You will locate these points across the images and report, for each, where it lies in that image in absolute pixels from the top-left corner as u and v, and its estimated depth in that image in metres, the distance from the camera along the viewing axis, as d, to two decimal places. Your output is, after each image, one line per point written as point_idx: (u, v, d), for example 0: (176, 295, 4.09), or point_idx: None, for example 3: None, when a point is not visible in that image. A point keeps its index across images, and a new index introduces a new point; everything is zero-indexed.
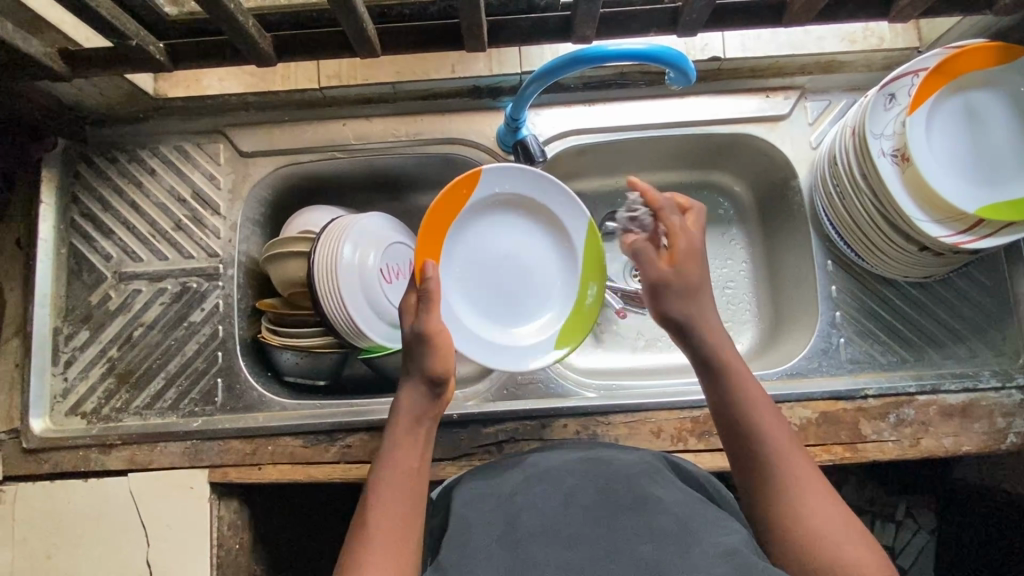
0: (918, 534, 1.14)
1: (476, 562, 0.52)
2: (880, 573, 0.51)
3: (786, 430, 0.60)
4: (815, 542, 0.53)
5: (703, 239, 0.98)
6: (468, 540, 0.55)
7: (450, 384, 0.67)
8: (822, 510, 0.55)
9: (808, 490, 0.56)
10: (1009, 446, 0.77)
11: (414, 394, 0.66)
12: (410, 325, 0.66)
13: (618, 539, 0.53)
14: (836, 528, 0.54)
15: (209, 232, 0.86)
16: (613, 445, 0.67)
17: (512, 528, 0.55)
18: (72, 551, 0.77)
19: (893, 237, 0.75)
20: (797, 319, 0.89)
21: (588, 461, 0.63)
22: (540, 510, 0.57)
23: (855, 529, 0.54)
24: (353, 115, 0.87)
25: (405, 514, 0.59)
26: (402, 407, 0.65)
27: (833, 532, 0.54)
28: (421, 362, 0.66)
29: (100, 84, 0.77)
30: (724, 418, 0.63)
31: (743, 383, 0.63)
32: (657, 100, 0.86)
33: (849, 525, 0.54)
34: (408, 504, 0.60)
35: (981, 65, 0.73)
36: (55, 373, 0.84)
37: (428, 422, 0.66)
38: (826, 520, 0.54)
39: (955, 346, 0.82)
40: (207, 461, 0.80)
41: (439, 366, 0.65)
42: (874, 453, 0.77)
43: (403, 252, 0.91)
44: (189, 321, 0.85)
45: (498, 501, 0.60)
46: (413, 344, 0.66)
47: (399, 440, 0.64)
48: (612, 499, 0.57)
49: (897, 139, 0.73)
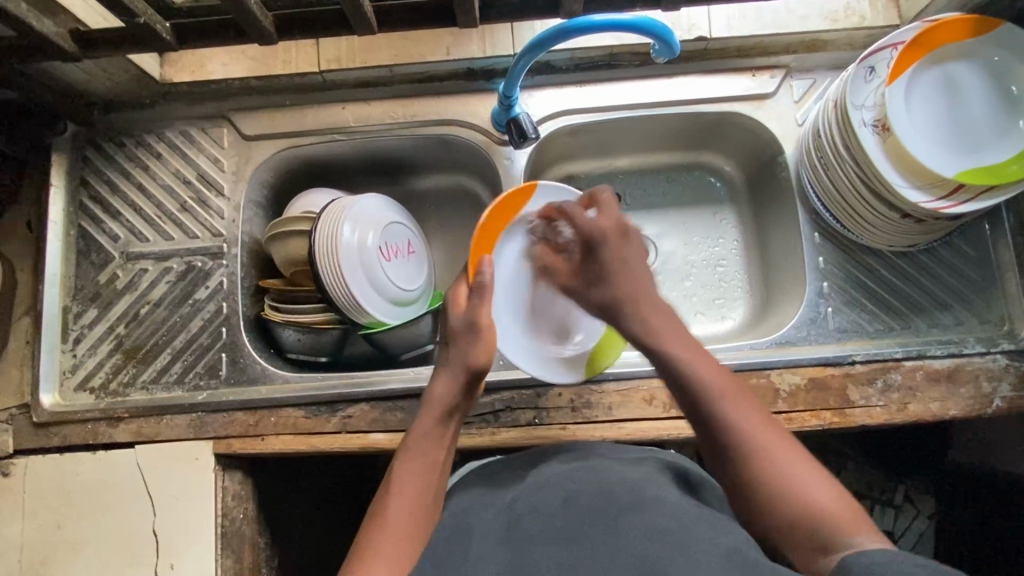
0: (917, 518, 1.15)
1: (476, 565, 0.53)
2: (849, 513, 0.53)
3: (740, 395, 0.61)
4: (790, 500, 0.54)
5: (696, 219, 1.01)
6: (468, 549, 0.56)
7: (485, 376, 0.73)
8: (798, 465, 0.56)
9: (771, 451, 0.57)
10: (995, 409, 0.79)
11: (453, 382, 0.70)
12: (461, 313, 0.73)
13: (616, 536, 0.52)
14: (808, 483, 0.55)
15: (213, 212, 0.89)
16: (606, 455, 0.68)
17: (513, 536, 0.56)
18: (80, 521, 0.80)
19: (876, 205, 0.77)
20: (787, 293, 0.90)
21: (588, 466, 0.64)
22: (539, 518, 0.57)
23: (826, 479, 0.55)
24: (353, 99, 0.90)
25: (422, 494, 0.63)
26: (437, 391, 0.70)
27: (807, 488, 0.54)
28: (466, 352, 0.71)
29: (109, 67, 0.81)
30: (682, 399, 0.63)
31: (693, 357, 0.64)
32: (647, 79, 0.89)
33: (817, 475, 0.55)
34: (426, 489, 0.63)
35: (957, 37, 0.75)
36: (64, 349, 0.86)
37: (457, 411, 0.70)
38: (801, 477, 0.55)
39: (941, 314, 0.84)
40: (212, 432, 0.82)
41: (483, 356, 0.71)
42: (863, 418, 0.79)
43: (402, 230, 0.93)
44: (195, 298, 0.87)
45: (499, 509, 0.61)
46: (460, 333, 0.72)
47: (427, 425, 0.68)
48: (612, 501, 0.57)
49: (878, 109, 0.75)
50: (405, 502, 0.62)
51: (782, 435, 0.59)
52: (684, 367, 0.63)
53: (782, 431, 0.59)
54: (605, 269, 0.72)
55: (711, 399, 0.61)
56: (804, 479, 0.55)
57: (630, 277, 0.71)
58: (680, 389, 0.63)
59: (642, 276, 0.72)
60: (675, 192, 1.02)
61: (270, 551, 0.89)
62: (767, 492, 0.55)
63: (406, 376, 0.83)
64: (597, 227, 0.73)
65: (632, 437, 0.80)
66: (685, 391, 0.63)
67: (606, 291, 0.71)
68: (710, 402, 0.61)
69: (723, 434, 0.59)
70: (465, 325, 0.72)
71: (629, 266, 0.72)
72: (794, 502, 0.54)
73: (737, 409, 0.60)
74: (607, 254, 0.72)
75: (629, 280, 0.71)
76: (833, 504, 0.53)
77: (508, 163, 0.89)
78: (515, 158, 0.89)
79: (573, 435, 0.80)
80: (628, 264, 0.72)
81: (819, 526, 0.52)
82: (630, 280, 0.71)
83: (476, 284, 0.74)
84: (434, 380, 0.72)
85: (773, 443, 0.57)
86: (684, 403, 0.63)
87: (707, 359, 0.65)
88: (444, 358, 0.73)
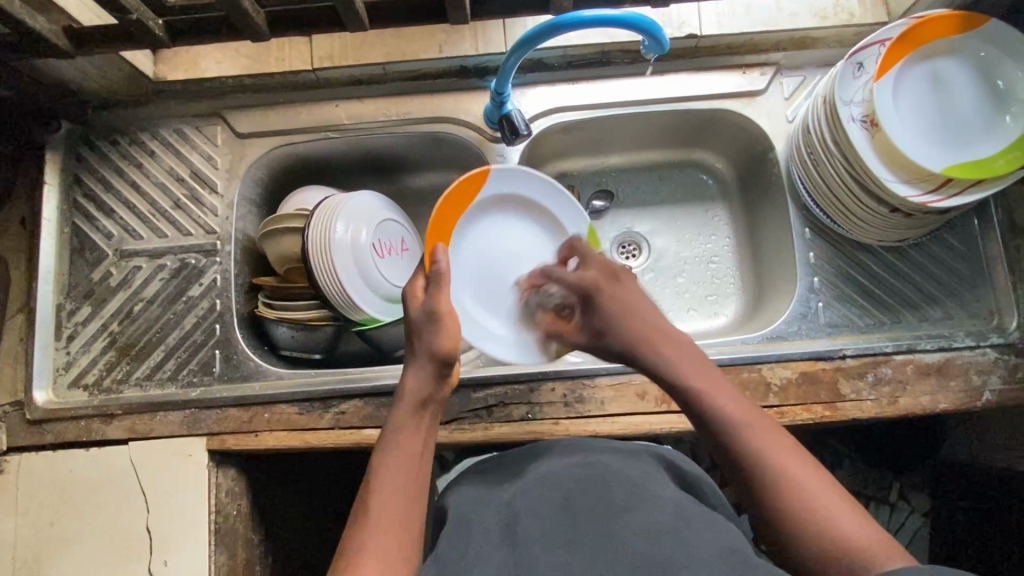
0: (912, 516, 1.16)
1: (476, 560, 0.52)
2: (883, 544, 0.50)
3: (768, 426, 0.58)
4: (826, 536, 0.51)
5: (688, 216, 1.02)
6: (468, 545, 0.54)
7: (454, 363, 0.71)
8: (828, 501, 0.53)
9: (798, 480, 0.54)
10: (986, 403, 0.79)
11: (420, 372, 0.69)
12: (419, 305, 0.71)
13: (611, 536, 0.53)
14: (840, 516, 0.52)
15: (207, 210, 0.89)
16: (609, 452, 0.67)
17: (513, 532, 0.55)
18: (74, 518, 0.79)
19: (865, 200, 0.78)
20: (778, 288, 0.91)
21: (585, 466, 0.63)
22: (538, 514, 0.56)
23: (855, 510, 0.53)
24: (346, 96, 0.90)
25: (403, 493, 0.61)
26: (408, 386, 0.68)
27: (838, 519, 0.52)
28: (430, 341, 0.70)
29: (103, 65, 0.81)
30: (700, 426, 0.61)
31: (716, 389, 0.62)
32: (639, 77, 0.89)
33: (849, 509, 0.52)
34: (407, 487, 0.61)
35: (945, 33, 0.76)
36: (58, 347, 0.86)
37: (429, 402, 0.68)
38: (832, 512, 0.52)
39: (931, 308, 0.85)
40: (205, 429, 0.82)
41: (448, 343, 0.69)
42: (854, 412, 0.79)
43: (395, 228, 0.94)
44: (188, 295, 0.87)
45: (498, 506, 0.60)
46: (421, 323, 0.70)
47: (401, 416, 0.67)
48: (609, 501, 0.57)
49: (866, 105, 0.76)
50: (386, 503, 0.59)
51: (811, 465, 0.55)
52: (709, 398, 0.61)
53: (809, 459, 0.56)
54: (608, 316, 0.71)
55: (738, 431, 0.58)
56: (836, 512, 0.52)
57: (641, 315, 0.70)
58: (703, 428, 0.61)
59: (648, 310, 0.71)
60: (667, 189, 1.03)
61: (265, 548, 0.89)
62: (797, 527, 0.52)
63: (399, 372, 0.83)
64: (584, 279, 0.75)
65: (624, 431, 0.80)
66: (713, 426, 0.60)
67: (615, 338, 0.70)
68: (736, 438, 0.57)
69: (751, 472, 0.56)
70: (426, 314, 0.70)
71: (636, 305, 0.71)
72: (827, 537, 0.51)
73: (761, 437, 0.57)
74: (605, 298, 0.72)
75: (638, 322, 0.70)
76: (862, 536, 0.51)
77: (500, 160, 0.89)
78: (507, 155, 0.89)
79: (566, 429, 0.80)
80: (635, 307, 0.71)
81: (850, 560, 0.50)
82: (642, 320, 0.70)
83: (432, 274, 0.73)
84: (402, 377, 0.70)
85: (803, 476, 0.54)
86: (709, 437, 0.60)
87: (730, 390, 0.62)
88: (410, 352, 0.71)
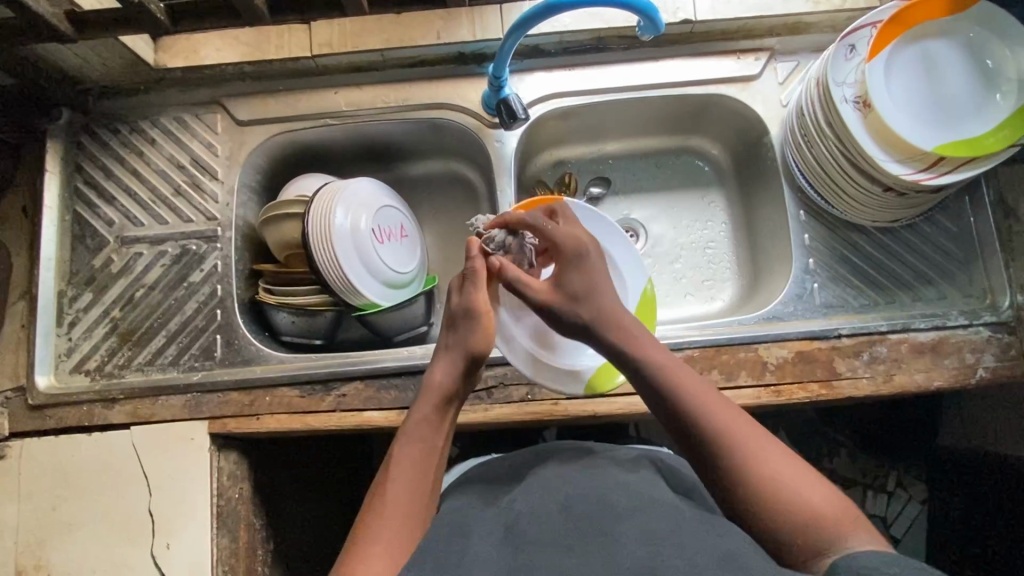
0: (910, 504, 1.17)
1: (474, 560, 0.52)
2: (844, 510, 0.53)
3: (726, 405, 0.59)
4: (796, 508, 0.53)
5: (685, 202, 1.03)
6: (466, 546, 0.55)
7: (483, 363, 0.70)
8: (793, 476, 0.55)
9: (762, 463, 0.55)
10: (979, 379, 0.80)
11: (451, 365, 0.68)
12: (458, 299, 0.71)
13: (611, 539, 0.52)
14: (806, 489, 0.54)
15: (207, 197, 0.90)
16: (607, 458, 0.68)
17: (512, 536, 0.56)
18: (77, 501, 0.80)
19: (859, 180, 0.79)
20: (773, 271, 0.92)
21: (588, 472, 0.64)
22: (537, 518, 0.57)
23: (821, 482, 0.55)
24: (345, 84, 0.91)
25: (420, 481, 0.61)
26: (436, 378, 0.68)
27: (806, 493, 0.54)
28: (466, 337, 0.69)
29: (104, 52, 0.82)
30: (661, 410, 0.60)
31: (676, 369, 0.62)
32: (634, 62, 0.90)
33: (814, 481, 0.55)
34: (425, 477, 0.62)
35: (933, 15, 0.78)
36: (59, 333, 0.87)
37: (455, 398, 0.68)
38: (798, 485, 0.54)
39: (924, 288, 0.86)
40: (207, 412, 0.83)
41: (481, 339, 0.69)
42: (850, 389, 0.80)
43: (393, 214, 0.94)
44: (189, 281, 0.88)
45: (496, 513, 0.61)
46: (459, 317, 0.70)
47: (427, 409, 0.66)
48: (609, 506, 0.57)
49: (859, 86, 0.77)
50: (404, 489, 0.60)
51: (775, 444, 0.57)
52: (664, 373, 0.61)
53: (767, 433, 0.58)
54: (585, 288, 0.67)
55: (696, 410, 0.58)
56: (803, 485, 0.54)
57: (612, 293, 0.68)
58: (661, 408, 0.61)
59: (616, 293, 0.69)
60: (663, 176, 1.04)
61: (267, 534, 0.89)
62: (760, 496, 0.54)
63: (400, 355, 0.84)
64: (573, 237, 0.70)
65: (622, 411, 0.81)
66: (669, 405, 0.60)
67: (585, 310, 0.66)
68: (698, 416, 0.58)
69: (713, 450, 0.57)
70: (464, 308, 0.70)
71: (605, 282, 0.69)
72: (796, 509, 0.53)
73: (722, 418, 0.58)
74: (591, 261, 0.69)
75: (605, 294, 0.68)
76: (830, 509, 0.53)
77: (498, 145, 0.90)
78: (505, 140, 0.90)
79: (565, 410, 0.81)
80: (603, 283, 0.68)
81: (822, 531, 0.52)
82: (611, 294, 0.68)
83: (468, 270, 0.72)
84: (430, 369, 0.69)
85: (767, 455, 0.56)
86: (663, 415, 0.61)
87: (685, 368, 0.62)
88: (441, 343, 0.71)
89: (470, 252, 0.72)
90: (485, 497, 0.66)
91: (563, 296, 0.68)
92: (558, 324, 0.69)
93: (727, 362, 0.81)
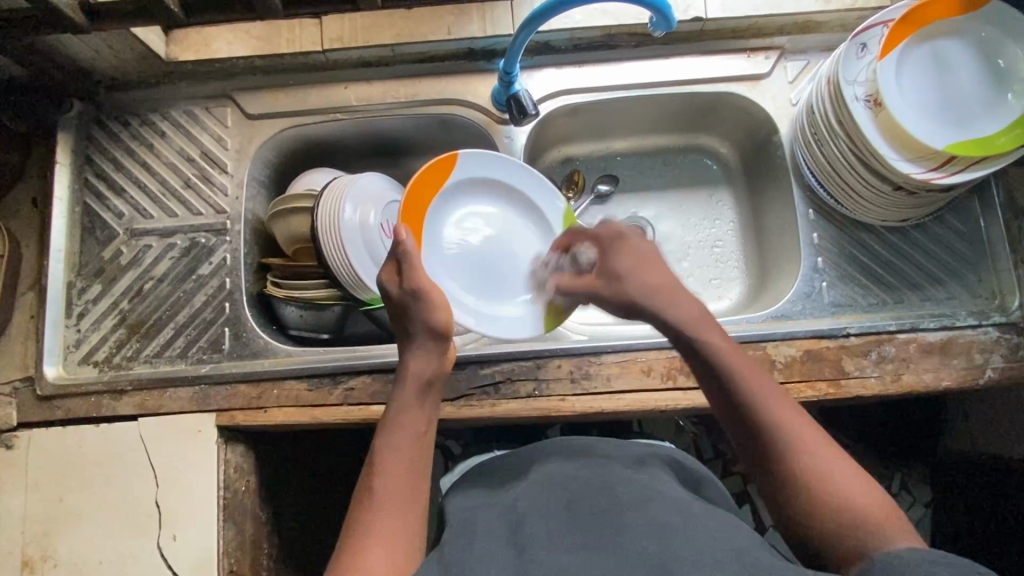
0: (914, 506, 1.16)
1: (479, 560, 0.53)
2: (889, 513, 0.54)
3: (787, 401, 0.60)
4: (848, 507, 0.54)
5: (691, 201, 1.03)
6: (472, 543, 0.55)
7: (451, 336, 0.69)
8: (847, 476, 0.56)
9: (812, 460, 0.57)
10: (988, 381, 0.80)
11: (421, 354, 0.67)
12: (399, 286, 0.68)
13: (619, 539, 0.52)
14: (857, 490, 0.55)
15: (217, 190, 0.90)
16: (612, 455, 0.68)
17: (518, 533, 0.55)
18: (85, 493, 0.80)
19: (868, 178, 0.79)
20: (781, 269, 0.92)
21: (594, 469, 0.65)
22: (544, 515, 0.57)
23: (872, 487, 0.56)
24: (355, 79, 0.91)
25: (407, 472, 0.61)
26: (412, 365, 0.67)
27: (855, 494, 0.55)
28: (420, 321, 0.67)
29: (117, 44, 0.82)
30: (720, 393, 0.62)
31: (740, 359, 0.62)
32: (645, 59, 0.90)
33: (865, 483, 0.56)
34: (412, 466, 0.62)
35: (946, 14, 0.78)
36: (68, 324, 0.87)
37: (433, 381, 0.67)
38: (851, 485, 0.56)
39: (933, 288, 0.86)
40: (215, 405, 0.83)
41: (441, 318, 0.67)
42: (858, 388, 0.80)
43: (400, 210, 0.94)
44: (198, 274, 0.88)
45: (502, 509, 0.61)
46: (407, 303, 0.67)
47: (404, 402, 0.65)
48: (616, 503, 0.57)
49: (870, 85, 0.77)
50: (391, 489, 0.60)
51: (824, 437, 0.58)
52: (727, 360, 0.62)
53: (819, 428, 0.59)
54: (623, 272, 0.69)
55: (760, 400, 0.60)
56: (846, 483, 0.56)
57: (660, 269, 0.69)
58: (725, 396, 0.62)
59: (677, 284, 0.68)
60: (671, 174, 1.04)
61: (273, 528, 0.89)
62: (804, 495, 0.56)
63: None
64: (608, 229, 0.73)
65: (629, 408, 0.80)
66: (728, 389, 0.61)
67: (636, 291, 0.68)
68: (752, 407, 0.60)
69: (773, 441, 0.58)
70: (408, 292, 0.67)
71: (657, 263, 0.69)
72: (846, 509, 0.54)
73: (779, 407, 0.60)
74: (634, 247, 0.70)
75: (660, 277, 0.68)
76: (881, 513, 0.54)
77: (507, 141, 0.90)
78: (514, 137, 0.90)
79: (572, 406, 0.81)
80: (652, 260, 0.70)
81: (874, 531, 0.53)
82: (655, 272, 0.69)
83: (399, 254, 0.68)
84: (404, 354, 0.68)
85: (822, 451, 0.57)
86: (720, 399, 0.62)
87: (746, 358, 0.63)
88: (404, 331, 0.69)
89: (397, 236, 0.68)
90: (494, 490, 0.66)
91: (605, 279, 0.70)
92: (606, 308, 0.71)
93: None
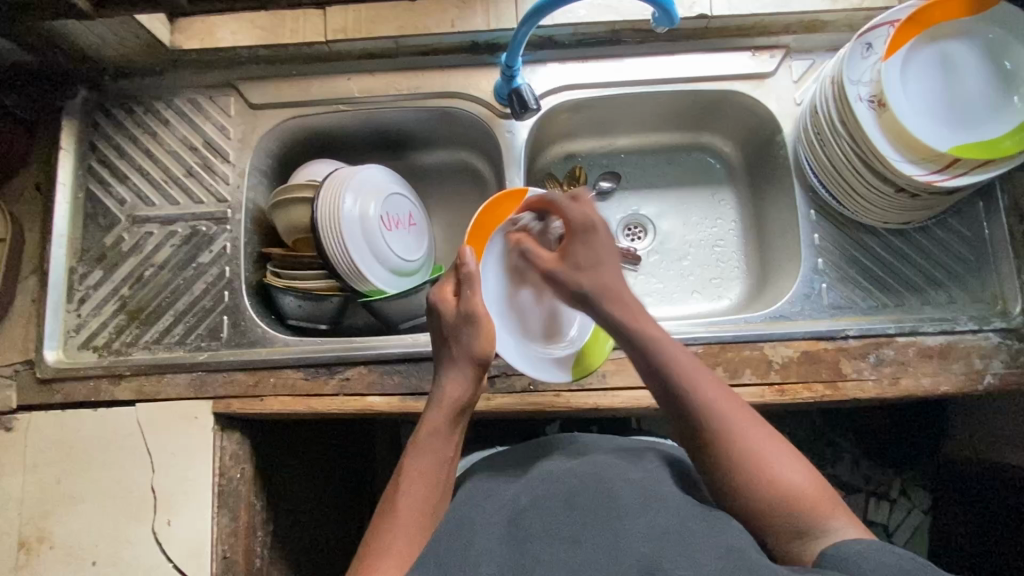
0: (913, 513, 1.15)
1: (476, 561, 0.52)
2: (822, 497, 0.55)
3: (715, 382, 0.62)
4: (773, 484, 0.55)
5: (694, 200, 1.03)
6: (471, 541, 0.55)
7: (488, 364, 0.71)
8: (770, 451, 0.57)
9: (750, 445, 0.57)
10: (987, 386, 0.79)
11: (461, 377, 0.69)
12: (456, 308, 0.70)
13: (617, 541, 0.51)
14: (783, 465, 0.56)
15: (218, 178, 0.91)
16: (608, 451, 0.68)
17: (516, 533, 0.55)
18: (82, 476, 0.81)
19: (870, 179, 0.78)
20: (782, 269, 0.91)
21: (590, 464, 0.64)
22: (544, 512, 0.57)
23: (798, 459, 0.57)
24: (358, 71, 0.92)
25: (430, 487, 0.62)
26: (447, 391, 0.68)
27: (784, 472, 0.56)
28: (467, 344, 0.70)
29: (121, 31, 0.82)
30: (658, 384, 0.63)
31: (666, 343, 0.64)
32: (650, 56, 0.90)
33: (791, 457, 0.57)
34: (433, 484, 0.62)
35: (954, 15, 0.78)
36: (69, 309, 0.88)
37: (466, 406, 0.68)
38: (777, 465, 0.56)
39: (933, 292, 0.85)
40: (212, 392, 0.83)
41: (485, 343, 0.70)
42: (854, 391, 0.79)
43: (402, 202, 0.94)
44: (198, 262, 0.89)
45: (503, 503, 0.61)
46: (458, 325, 0.70)
47: (438, 422, 0.66)
48: (612, 502, 0.56)
49: (874, 85, 0.77)
50: (414, 500, 0.61)
51: (759, 422, 0.59)
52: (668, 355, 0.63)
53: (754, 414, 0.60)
54: (581, 268, 0.70)
55: (689, 388, 0.61)
56: (780, 463, 0.56)
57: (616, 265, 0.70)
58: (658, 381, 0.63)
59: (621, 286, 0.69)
60: (674, 173, 1.04)
61: (267, 516, 0.89)
62: (745, 484, 0.56)
63: (404, 341, 0.84)
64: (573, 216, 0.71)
65: (624, 405, 0.80)
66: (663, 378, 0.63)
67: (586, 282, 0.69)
68: (686, 394, 0.61)
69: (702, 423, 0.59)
70: (462, 315, 0.70)
71: (611, 265, 0.70)
72: (769, 486, 0.55)
73: (713, 393, 0.60)
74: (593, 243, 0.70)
75: (612, 276, 0.69)
76: (806, 488, 0.55)
77: (509, 135, 0.90)
78: (516, 131, 0.90)
79: (567, 401, 0.81)
80: (608, 261, 0.70)
81: (797, 509, 0.54)
82: (602, 272, 0.69)
83: (461, 275, 0.71)
84: (442, 378, 0.69)
85: (749, 431, 0.58)
86: (661, 391, 0.63)
87: (681, 349, 0.64)
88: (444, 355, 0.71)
89: (462, 258, 0.71)
90: (488, 489, 0.66)
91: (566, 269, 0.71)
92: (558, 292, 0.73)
93: (733, 359, 0.81)
